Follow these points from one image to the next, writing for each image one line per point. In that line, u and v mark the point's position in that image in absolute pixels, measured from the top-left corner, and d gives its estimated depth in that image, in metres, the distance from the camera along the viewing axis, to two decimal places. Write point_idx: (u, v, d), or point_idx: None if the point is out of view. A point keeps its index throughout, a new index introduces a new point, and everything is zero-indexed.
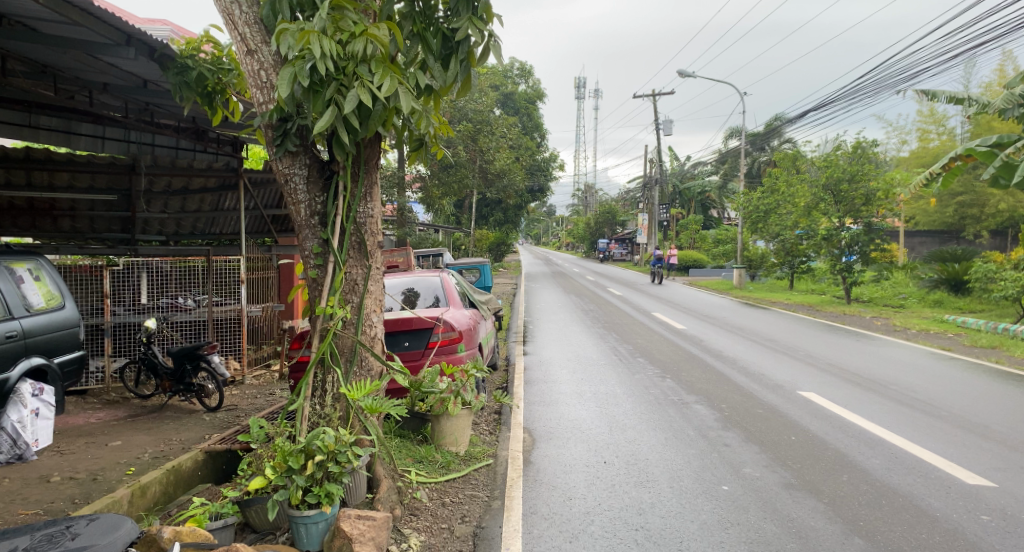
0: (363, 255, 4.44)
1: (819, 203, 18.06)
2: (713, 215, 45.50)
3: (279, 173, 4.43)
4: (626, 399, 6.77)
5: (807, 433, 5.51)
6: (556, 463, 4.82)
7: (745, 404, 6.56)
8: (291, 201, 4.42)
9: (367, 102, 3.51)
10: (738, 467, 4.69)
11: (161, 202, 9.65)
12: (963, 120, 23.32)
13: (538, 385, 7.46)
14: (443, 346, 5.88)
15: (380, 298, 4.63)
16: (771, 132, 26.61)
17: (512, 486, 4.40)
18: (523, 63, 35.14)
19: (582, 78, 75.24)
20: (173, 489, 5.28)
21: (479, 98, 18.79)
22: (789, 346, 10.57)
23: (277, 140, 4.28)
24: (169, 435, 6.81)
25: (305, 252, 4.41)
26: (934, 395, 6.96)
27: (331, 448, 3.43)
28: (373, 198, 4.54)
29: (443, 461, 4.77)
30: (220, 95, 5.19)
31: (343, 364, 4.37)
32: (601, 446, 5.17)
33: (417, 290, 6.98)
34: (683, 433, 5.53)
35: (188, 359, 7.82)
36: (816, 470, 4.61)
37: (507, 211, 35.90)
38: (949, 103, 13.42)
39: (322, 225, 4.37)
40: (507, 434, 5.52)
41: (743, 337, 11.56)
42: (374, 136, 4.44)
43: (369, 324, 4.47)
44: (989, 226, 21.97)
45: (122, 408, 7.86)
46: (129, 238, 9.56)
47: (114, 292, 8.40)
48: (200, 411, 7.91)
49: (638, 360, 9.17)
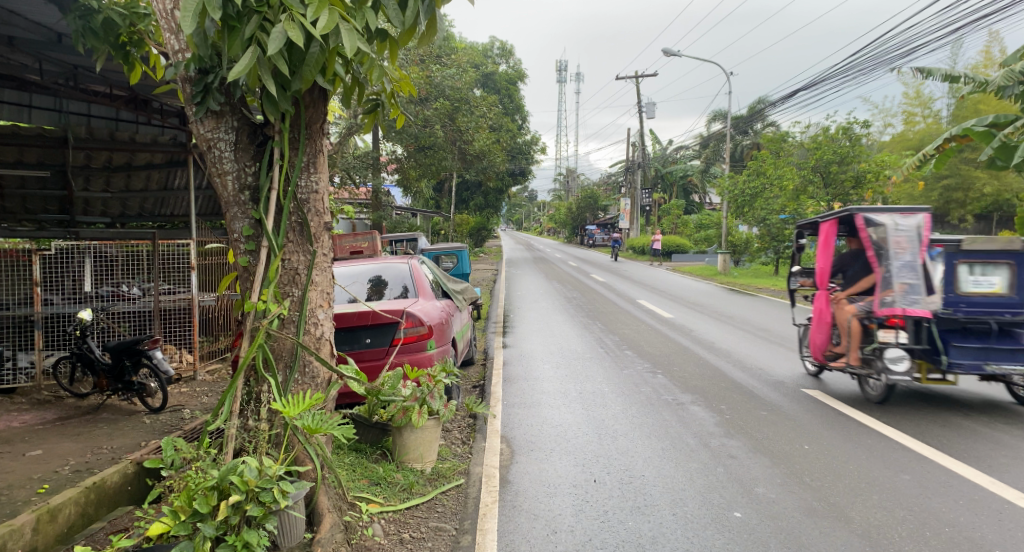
0: (305, 239, 3.72)
1: (807, 186, 17.50)
2: (695, 199, 44.93)
3: (201, 139, 3.65)
4: (615, 400, 6.07)
5: (822, 441, 4.86)
6: (539, 483, 4.12)
7: (747, 404, 5.92)
8: (215, 171, 3.64)
9: (298, 39, 2.76)
10: (749, 486, 4.03)
11: (103, 180, 8.74)
12: (949, 101, 22.98)
13: (518, 383, 6.74)
14: (407, 343, 5.16)
15: (329, 290, 3.90)
16: (754, 116, 26.05)
17: (487, 515, 3.68)
18: (503, 43, 34.19)
19: (564, 62, 74.24)
20: (94, 510, 4.53)
21: (456, 75, 17.70)
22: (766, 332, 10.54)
23: (197, 97, 3.52)
24: (100, 442, 5.99)
25: (233, 235, 3.67)
26: (949, 393, 6.37)
27: (250, 483, 2.72)
28: (318, 170, 3.80)
29: (405, 483, 4.03)
30: (136, 48, 4.32)
31: (281, 372, 3.64)
32: (590, 460, 4.47)
33: (384, 279, 6.18)
34: (682, 442, 4.86)
35: (128, 355, 7.02)
36: (840, 490, 3.96)
37: (487, 195, 35.06)
38: (943, 81, 12.87)
39: (254, 202, 3.63)
40: (482, 445, 4.80)
41: (733, 327, 10.96)
42: (318, 94, 3.69)
43: (313, 322, 3.75)
44: (974, 210, 21.73)
45: (52, 409, 7.02)
46: (68, 219, 8.67)
47: (47, 279, 7.54)
48: (141, 412, 7.10)
49: (625, 352, 8.54)
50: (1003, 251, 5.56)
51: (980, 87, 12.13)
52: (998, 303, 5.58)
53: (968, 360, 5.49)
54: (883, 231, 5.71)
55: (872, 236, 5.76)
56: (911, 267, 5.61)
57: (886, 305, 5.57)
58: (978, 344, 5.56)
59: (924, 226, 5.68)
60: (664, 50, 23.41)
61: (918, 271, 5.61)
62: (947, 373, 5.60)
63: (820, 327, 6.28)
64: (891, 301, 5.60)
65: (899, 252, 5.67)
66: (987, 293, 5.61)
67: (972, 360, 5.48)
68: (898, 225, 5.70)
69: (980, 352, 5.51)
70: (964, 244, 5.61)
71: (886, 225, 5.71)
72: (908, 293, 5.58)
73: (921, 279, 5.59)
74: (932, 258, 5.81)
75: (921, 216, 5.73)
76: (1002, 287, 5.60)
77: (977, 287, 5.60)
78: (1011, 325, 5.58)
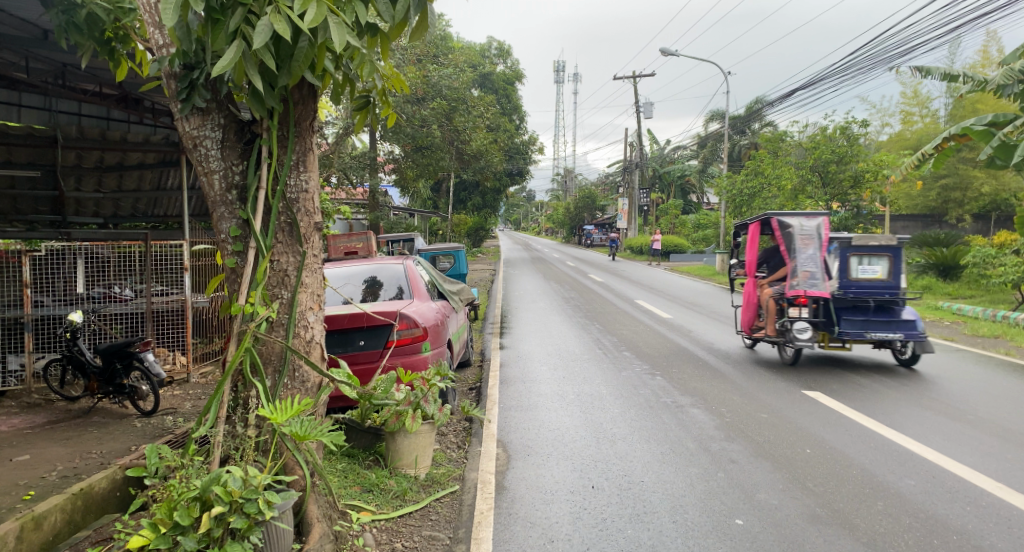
0: (295, 239, 3.62)
1: (805, 185, 17.42)
2: (693, 199, 44.88)
3: (187, 136, 3.55)
4: (614, 403, 5.97)
5: (824, 444, 4.77)
6: (535, 489, 4.02)
7: (747, 407, 5.83)
8: (201, 170, 3.54)
9: (284, 33, 2.66)
10: (751, 492, 3.94)
11: (95, 180, 8.63)
12: (947, 101, 22.93)
13: (515, 386, 6.64)
14: (401, 346, 5.06)
15: (320, 292, 3.80)
16: (752, 116, 25.98)
17: (482, 524, 3.58)
18: (501, 43, 34.10)
19: (562, 62, 74.15)
20: (82, 517, 4.43)
21: (453, 74, 17.60)
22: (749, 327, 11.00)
23: (182, 93, 3.42)
24: (89, 447, 5.88)
25: (220, 236, 3.57)
26: (952, 395, 6.29)
27: (234, 494, 2.65)
28: (308, 168, 3.70)
29: (397, 490, 3.93)
30: (121, 43, 4.22)
31: (270, 376, 3.54)
32: (588, 465, 4.38)
33: (379, 279, 6.07)
34: (681, 446, 4.76)
35: (119, 358, 6.91)
36: (843, 496, 3.87)
37: (484, 195, 34.96)
38: (941, 80, 12.80)
39: (242, 202, 3.53)
40: (477, 450, 4.70)
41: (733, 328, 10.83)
42: (307, 90, 3.59)
43: (303, 325, 3.65)
44: (972, 209, 21.68)
45: (41, 413, 6.89)
46: (61, 220, 8.53)
47: (38, 281, 7.42)
48: (133, 415, 6.99)
49: (623, 354, 8.44)
50: (883, 247, 7.31)
51: (979, 86, 12.05)
52: (880, 287, 7.29)
53: (855, 329, 7.14)
54: (792, 232, 7.56)
55: (786, 234, 7.59)
56: (812, 259, 7.43)
57: (794, 287, 7.31)
58: (864, 317, 7.27)
59: (822, 228, 7.55)
60: (663, 50, 23.33)
61: (817, 263, 7.43)
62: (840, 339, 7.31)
63: (748, 307, 8.08)
64: (798, 284, 7.36)
65: (804, 247, 7.49)
66: (870, 278, 7.35)
67: (858, 329, 7.13)
68: (802, 228, 7.57)
69: (867, 324, 7.18)
70: (854, 241, 7.37)
71: (794, 226, 7.59)
72: (809, 279, 7.36)
73: (819, 269, 7.39)
74: (830, 253, 7.49)
75: (821, 220, 7.62)
76: (883, 274, 7.35)
77: (864, 274, 7.35)
78: (889, 303, 7.32)
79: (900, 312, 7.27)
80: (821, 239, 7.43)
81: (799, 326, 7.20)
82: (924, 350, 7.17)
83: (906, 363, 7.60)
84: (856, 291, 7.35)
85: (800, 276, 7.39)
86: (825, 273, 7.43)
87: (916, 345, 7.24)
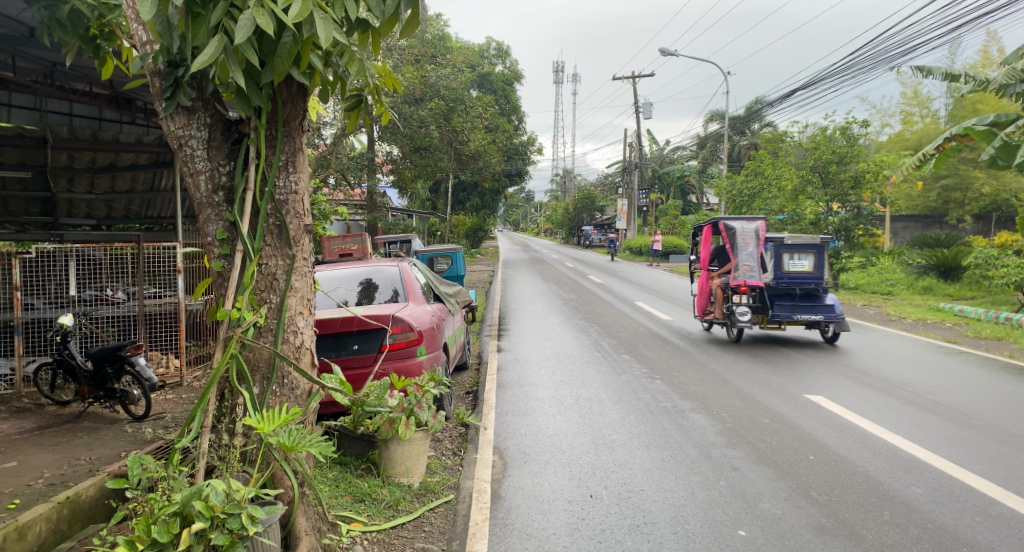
0: (284, 242, 3.51)
1: (806, 186, 17.33)
2: (692, 200, 44.79)
3: (172, 136, 3.44)
4: (613, 407, 5.87)
5: (827, 451, 4.67)
6: (532, 499, 3.91)
7: (748, 411, 5.73)
8: (187, 171, 3.43)
9: (266, 29, 2.55)
10: (753, 500, 3.84)
11: (87, 181, 8.53)
12: (947, 101, 22.83)
13: (512, 390, 6.53)
14: (395, 350, 4.95)
15: (310, 296, 3.69)
16: (752, 117, 25.90)
17: (476, 535, 3.48)
18: (500, 43, 34.01)
19: (561, 63, 74.07)
20: (67, 527, 4.31)
21: (451, 74, 17.51)
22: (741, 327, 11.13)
23: (167, 92, 3.32)
24: (78, 453, 5.75)
25: (206, 239, 3.46)
26: (957, 399, 6.19)
27: (215, 509, 2.54)
28: (298, 168, 3.59)
29: (390, 500, 3.82)
30: (107, 41, 4.12)
31: (258, 384, 3.42)
32: (586, 473, 4.27)
33: (374, 282, 5.97)
34: (682, 453, 4.66)
35: (110, 362, 6.79)
36: (848, 505, 3.76)
37: (483, 196, 34.85)
38: (943, 80, 12.70)
39: (229, 203, 3.43)
40: (473, 457, 4.59)
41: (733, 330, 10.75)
42: (296, 88, 3.49)
43: (293, 330, 3.54)
44: (973, 210, 21.58)
45: (31, 417, 6.76)
46: (53, 221, 8.42)
47: (29, 283, 7.30)
48: (124, 420, 6.87)
49: (622, 357, 8.34)
50: (810, 244, 9.03)
51: (981, 86, 11.95)
52: (808, 279, 9.00)
53: (785, 312, 8.91)
54: (735, 232, 9.20)
55: (730, 234, 9.26)
56: (751, 255, 9.12)
57: (735, 278, 9.04)
58: (794, 303, 9.00)
59: (760, 229, 9.18)
60: (662, 50, 23.25)
61: (754, 258, 9.14)
62: (775, 321, 9.05)
63: (702, 295, 9.82)
64: (739, 276, 9.06)
65: (745, 246, 9.16)
66: (800, 270, 9.07)
67: (788, 312, 8.89)
68: (745, 229, 9.19)
69: (796, 308, 8.90)
70: (786, 241, 9.14)
71: (737, 228, 9.22)
72: (749, 271, 9.06)
73: (756, 263, 9.09)
74: (767, 250, 9.30)
75: (759, 223, 9.27)
76: (810, 267, 9.06)
77: (794, 267, 9.08)
78: (814, 291, 9.07)
79: (824, 298, 9.00)
80: (759, 238, 9.05)
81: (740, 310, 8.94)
82: (842, 329, 8.92)
83: (831, 341, 9.33)
84: (787, 281, 9.09)
85: (741, 268, 9.12)
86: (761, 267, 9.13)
87: (836, 325, 9.01)
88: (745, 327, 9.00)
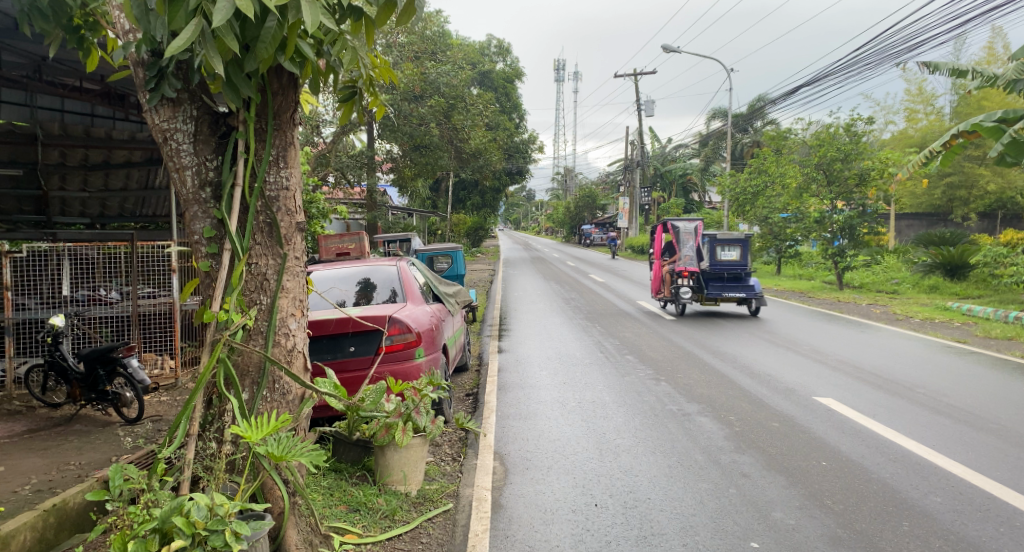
0: (275, 241, 3.35)
1: (810, 183, 17.16)
2: (694, 198, 44.55)
3: (157, 129, 3.28)
4: (617, 411, 5.70)
5: (840, 456, 4.50)
6: (535, 508, 3.75)
7: (756, 414, 5.56)
8: (173, 166, 3.27)
9: (248, 12, 2.38)
10: (765, 510, 3.67)
11: (80, 179, 8.38)
12: (952, 97, 22.56)
13: (514, 392, 6.37)
14: (392, 351, 4.79)
15: (303, 297, 3.53)
16: (754, 114, 25.68)
17: (476, 548, 3.31)
18: (501, 41, 33.78)
19: (561, 60, 73.75)
20: (54, 536, 4.11)
21: (452, 72, 17.32)
22: (739, 325, 11.17)
23: (151, 83, 3.16)
24: (68, 458, 5.59)
25: (193, 237, 3.30)
26: (971, 402, 6.00)
27: (197, 526, 2.41)
28: (289, 164, 3.43)
29: (387, 509, 3.66)
30: (91, 31, 3.96)
31: (247, 390, 3.26)
32: (590, 481, 4.11)
33: (371, 281, 5.81)
34: (690, 459, 4.50)
35: (102, 364, 6.64)
36: (865, 515, 3.59)
37: (484, 194, 34.65)
38: (950, 76, 12.48)
39: (216, 200, 3.26)
40: (474, 463, 4.43)
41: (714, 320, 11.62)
42: (287, 79, 3.33)
43: (284, 333, 3.38)
44: (978, 208, 21.34)
45: (22, 420, 6.60)
46: (46, 220, 8.28)
47: (21, 283, 7.14)
48: (117, 423, 6.71)
49: (626, 357, 8.18)
50: (736, 239, 11.91)
51: (989, 82, 11.73)
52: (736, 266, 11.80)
53: (716, 292, 11.80)
54: (680, 230, 11.94)
55: (676, 232, 12.01)
56: (690, 247, 11.93)
57: (679, 265, 11.84)
58: (723, 284, 11.90)
59: (698, 228, 11.92)
60: (664, 47, 23.03)
61: (693, 249, 11.96)
62: (710, 298, 11.88)
63: (655, 279, 12.64)
64: (682, 264, 11.85)
65: (687, 240, 11.91)
66: (729, 259, 11.92)
67: (719, 291, 11.77)
68: (686, 227, 11.93)
69: (724, 289, 11.80)
70: (718, 236, 11.94)
71: (681, 227, 11.97)
72: (688, 260, 11.89)
73: (694, 253, 11.89)
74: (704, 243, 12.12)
75: (698, 223, 12.02)
76: (737, 257, 11.93)
77: (724, 257, 11.92)
78: (739, 274, 11.94)
79: (746, 281, 11.90)
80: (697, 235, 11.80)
81: (683, 290, 11.70)
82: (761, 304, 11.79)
83: (754, 313, 12.19)
84: (719, 267, 11.92)
85: (683, 258, 11.93)
86: (699, 256, 11.92)
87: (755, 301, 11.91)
88: (688, 303, 11.82)
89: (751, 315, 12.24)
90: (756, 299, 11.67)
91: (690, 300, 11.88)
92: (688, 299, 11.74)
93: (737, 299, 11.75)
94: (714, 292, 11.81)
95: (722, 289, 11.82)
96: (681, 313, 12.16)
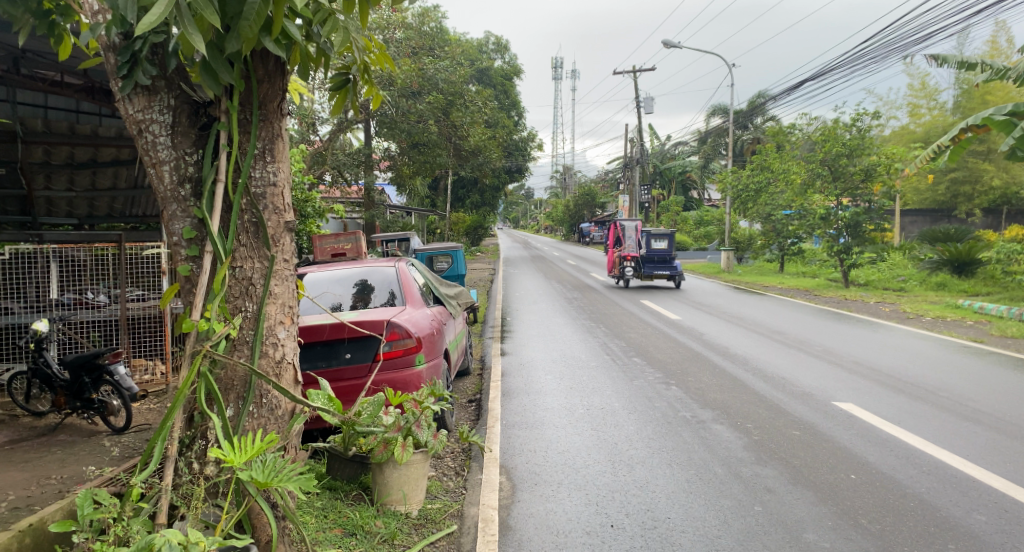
0: (262, 242, 3.06)
1: (815, 179, 16.86)
2: (694, 195, 44.26)
3: (130, 120, 2.98)
4: (628, 418, 5.41)
5: (869, 469, 4.21)
6: (547, 530, 3.46)
7: (775, 422, 5.28)
8: (149, 161, 2.98)
9: None
10: (795, 530, 3.39)
11: (65, 178, 8.10)
12: (955, 91, 22.29)
13: (519, 399, 6.08)
14: (391, 358, 4.50)
15: (293, 304, 3.24)
16: (755, 110, 25.38)
17: None
18: (499, 38, 33.49)
19: (559, 58, 73.63)
20: None
21: (450, 68, 17.03)
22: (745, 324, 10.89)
23: (123, 69, 2.87)
24: (48, 472, 5.27)
25: (172, 239, 2.99)
26: (998, 406, 5.71)
27: None
28: (277, 157, 3.14)
29: (385, 533, 3.36)
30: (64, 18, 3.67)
31: (232, 405, 2.98)
32: (604, 498, 3.82)
33: (370, 283, 5.51)
34: (708, 472, 4.22)
35: (87, 371, 6.31)
36: (904, 536, 3.32)
37: (483, 193, 34.28)
38: (959, 69, 12.16)
39: (197, 197, 2.97)
40: (478, 479, 4.14)
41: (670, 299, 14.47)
42: (274, 65, 3.05)
43: (272, 342, 3.10)
44: (982, 203, 21.09)
45: (4, 430, 6.29)
46: (31, 221, 8.01)
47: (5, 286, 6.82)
48: (104, 432, 6.39)
49: (633, 360, 7.89)
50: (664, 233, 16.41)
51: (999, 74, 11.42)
52: (664, 252, 16.44)
53: (649, 270, 16.44)
54: (624, 228, 16.58)
55: (620, 229, 16.68)
56: (633, 239, 16.75)
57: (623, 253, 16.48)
58: (655, 265, 16.56)
59: (636, 226, 16.57)
60: (665, 43, 22.70)
61: (634, 241, 16.82)
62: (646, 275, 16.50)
63: (609, 262, 17.28)
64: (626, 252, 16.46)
65: (629, 235, 16.55)
66: (659, 248, 16.49)
67: (651, 270, 16.41)
68: (629, 225, 16.61)
69: (655, 268, 16.44)
70: (652, 231, 16.47)
71: (625, 225, 16.62)
72: (631, 248, 16.53)
73: (636, 244, 16.57)
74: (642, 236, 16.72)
75: (636, 222, 16.68)
76: (664, 246, 16.42)
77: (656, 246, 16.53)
78: (666, 258, 16.51)
79: (671, 263, 16.50)
80: (637, 231, 16.43)
81: (627, 269, 16.35)
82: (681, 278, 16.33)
83: (679, 286, 16.68)
84: (653, 253, 16.53)
85: (627, 248, 16.59)
86: (639, 245, 16.68)
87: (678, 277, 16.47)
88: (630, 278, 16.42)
89: (678, 288, 16.70)
90: (678, 275, 16.17)
91: (632, 277, 16.46)
92: (632, 276, 16.36)
93: (665, 275, 16.32)
94: (648, 271, 16.45)
95: (654, 269, 16.42)
96: (626, 288, 16.79)
